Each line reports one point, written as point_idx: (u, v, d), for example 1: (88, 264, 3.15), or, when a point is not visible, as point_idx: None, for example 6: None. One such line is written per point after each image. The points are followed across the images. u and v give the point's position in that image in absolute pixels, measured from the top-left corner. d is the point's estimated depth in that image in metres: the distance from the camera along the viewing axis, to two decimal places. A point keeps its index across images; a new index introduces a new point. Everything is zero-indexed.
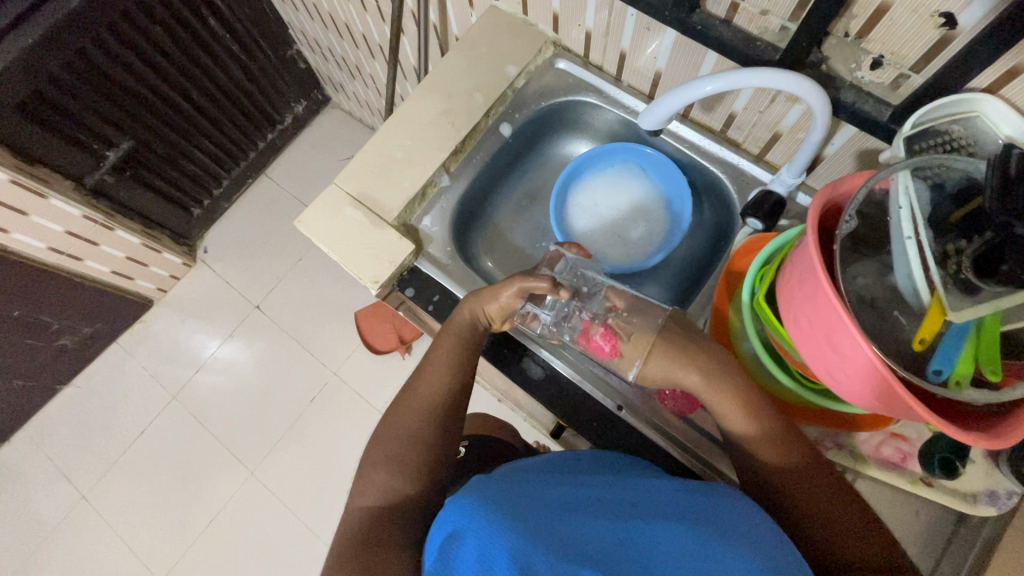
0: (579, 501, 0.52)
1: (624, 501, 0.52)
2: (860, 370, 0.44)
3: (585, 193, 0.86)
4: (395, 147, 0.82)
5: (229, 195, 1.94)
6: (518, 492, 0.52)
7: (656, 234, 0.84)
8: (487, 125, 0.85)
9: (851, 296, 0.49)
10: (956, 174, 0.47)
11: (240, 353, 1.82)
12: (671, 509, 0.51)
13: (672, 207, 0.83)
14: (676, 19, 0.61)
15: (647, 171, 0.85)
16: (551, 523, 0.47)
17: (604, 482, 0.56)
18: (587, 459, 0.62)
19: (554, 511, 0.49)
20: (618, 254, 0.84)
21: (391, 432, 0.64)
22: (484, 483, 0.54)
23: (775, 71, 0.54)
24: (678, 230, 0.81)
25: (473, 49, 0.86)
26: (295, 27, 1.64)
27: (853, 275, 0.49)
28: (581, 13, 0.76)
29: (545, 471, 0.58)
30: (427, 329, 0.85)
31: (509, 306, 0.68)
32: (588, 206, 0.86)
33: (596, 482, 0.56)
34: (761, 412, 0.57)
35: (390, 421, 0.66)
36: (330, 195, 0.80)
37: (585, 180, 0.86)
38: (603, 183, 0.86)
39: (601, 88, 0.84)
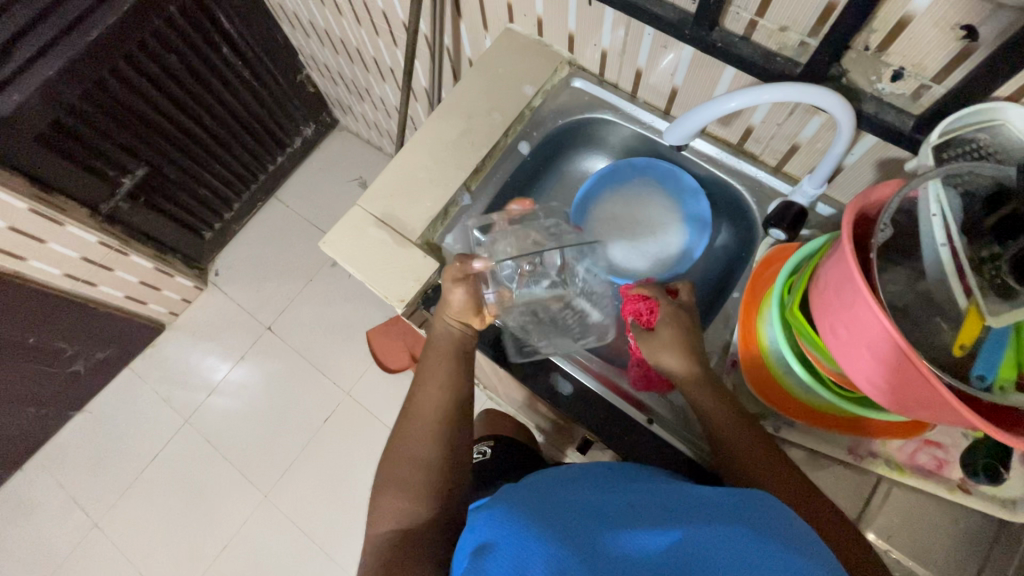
0: (611, 509, 0.50)
1: (656, 508, 0.49)
2: (902, 375, 0.45)
3: (603, 206, 0.86)
4: (417, 167, 0.83)
5: (240, 217, 1.96)
6: (544, 498, 0.53)
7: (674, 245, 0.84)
8: (506, 144, 0.86)
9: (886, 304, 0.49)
10: (985, 180, 0.47)
11: (252, 376, 1.81)
12: (706, 509, 0.48)
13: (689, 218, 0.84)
14: (695, 37, 0.63)
15: (663, 182, 0.85)
16: (580, 526, 0.47)
17: (637, 490, 0.54)
18: (620, 469, 0.60)
19: (585, 514, 0.49)
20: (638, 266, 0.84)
21: (425, 441, 0.65)
22: (515, 490, 0.56)
23: (798, 86, 0.55)
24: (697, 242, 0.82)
25: (490, 71, 0.87)
26: (305, 53, 1.67)
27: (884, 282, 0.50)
28: (597, 33, 0.78)
29: (575, 479, 0.58)
30: None
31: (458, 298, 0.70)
32: (606, 219, 0.86)
33: (628, 491, 0.54)
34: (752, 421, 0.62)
35: (419, 427, 0.66)
36: (354, 215, 0.81)
37: (602, 194, 0.86)
38: (620, 195, 0.87)
39: (617, 105, 0.86)
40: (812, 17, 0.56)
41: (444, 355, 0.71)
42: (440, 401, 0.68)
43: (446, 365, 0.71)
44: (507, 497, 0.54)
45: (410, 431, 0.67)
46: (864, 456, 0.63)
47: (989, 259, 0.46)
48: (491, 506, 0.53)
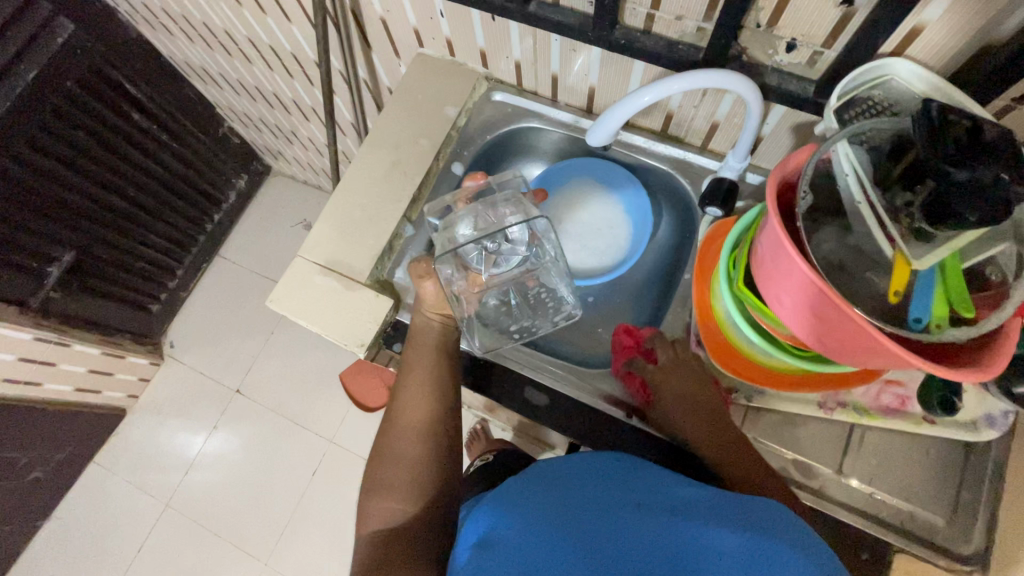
0: (611, 509, 0.49)
1: (660, 508, 0.48)
2: (848, 333, 0.46)
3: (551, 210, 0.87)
4: (353, 207, 0.81)
5: (186, 283, 1.88)
6: (540, 493, 0.54)
7: (621, 238, 0.85)
8: (439, 167, 0.86)
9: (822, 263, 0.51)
10: (887, 133, 0.50)
11: (228, 444, 1.74)
12: (714, 509, 0.46)
13: (631, 210, 0.85)
14: (599, 38, 0.64)
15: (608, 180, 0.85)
16: (578, 530, 0.47)
17: (640, 487, 0.52)
18: (624, 460, 0.58)
19: (585, 516, 0.48)
20: (592, 263, 0.84)
21: (413, 441, 0.66)
22: (514, 486, 0.57)
23: (702, 72, 0.57)
24: (643, 232, 0.83)
25: (409, 98, 0.87)
26: (222, 105, 1.63)
27: (817, 243, 0.52)
28: (507, 45, 0.79)
29: (573, 473, 0.57)
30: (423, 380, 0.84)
31: (436, 291, 0.73)
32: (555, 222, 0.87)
33: (631, 488, 0.52)
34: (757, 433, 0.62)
35: (405, 424, 0.68)
36: (298, 267, 0.78)
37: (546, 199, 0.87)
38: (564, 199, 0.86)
39: (540, 111, 0.87)
40: (702, 3, 0.58)
41: (426, 348, 0.72)
42: (425, 397, 0.69)
43: (429, 358, 0.71)
44: (501, 497, 0.55)
45: (398, 437, 0.67)
46: (834, 408, 0.65)
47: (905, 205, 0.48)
48: (501, 513, 0.52)
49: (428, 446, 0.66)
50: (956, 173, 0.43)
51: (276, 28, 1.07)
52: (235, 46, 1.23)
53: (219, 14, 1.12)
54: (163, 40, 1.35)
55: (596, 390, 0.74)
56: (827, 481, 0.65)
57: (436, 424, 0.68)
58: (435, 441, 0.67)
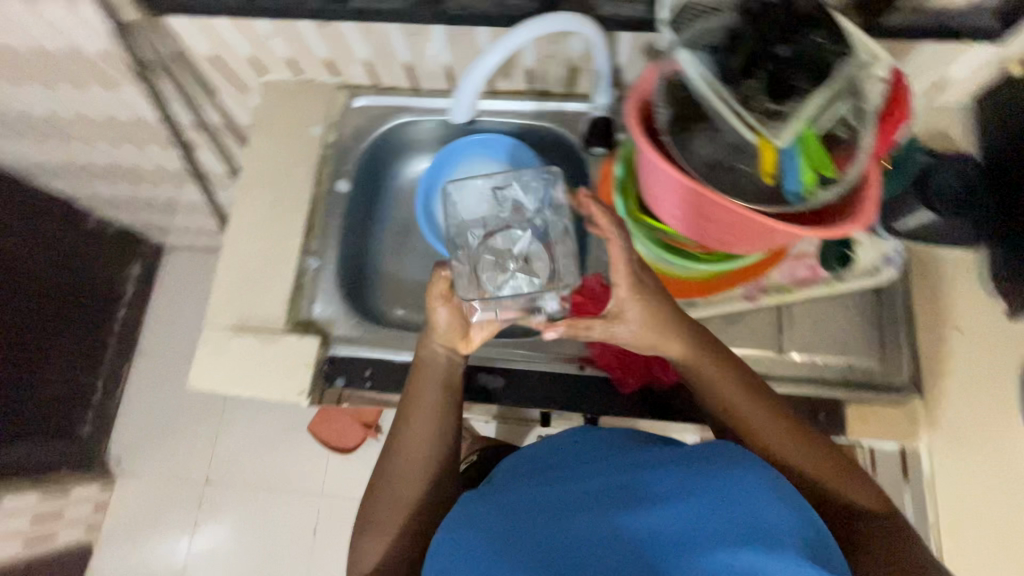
0: (591, 507, 0.46)
1: (635, 485, 0.47)
2: (737, 224, 0.49)
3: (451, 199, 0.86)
4: (248, 257, 0.77)
5: (111, 392, 1.74)
6: (503, 511, 0.49)
7: None
8: (324, 191, 0.82)
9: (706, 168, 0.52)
10: (718, 31, 0.52)
11: (216, 536, 1.64)
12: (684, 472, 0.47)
13: None
14: (431, 15, 0.62)
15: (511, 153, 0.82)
16: (567, 542, 0.44)
17: (605, 469, 0.52)
18: (580, 444, 0.57)
19: (566, 523, 0.45)
20: None
21: (410, 483, 0.62)
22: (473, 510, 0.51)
23: (536, 21, 0.58)
24: None
25: (270, 130, 0.82)
26: (81, 197, 1.49)
27: (693, 149, 0.53)
28: (349, 47, 0.76)
29: (532, 477, 0.54)
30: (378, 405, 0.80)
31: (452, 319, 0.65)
32: None
33: (597, 475, 0.51)
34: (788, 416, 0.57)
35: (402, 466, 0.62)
36: (209, 337, 0.73)
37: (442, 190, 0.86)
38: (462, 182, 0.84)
39: (408, 105, 0.85)
40: None
41: (429, 385, 0.65)
42: (429, 432, 0.64)
43: (433, 394, 0.65)
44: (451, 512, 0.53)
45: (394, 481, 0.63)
46: (760, 295, 0.69)
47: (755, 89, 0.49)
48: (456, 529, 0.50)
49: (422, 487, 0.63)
50: (778, 48, 0.49)
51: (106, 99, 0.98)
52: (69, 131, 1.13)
53: (36, 101, 1.02)
54: None
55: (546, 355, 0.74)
56: (773, 363, 0.69)
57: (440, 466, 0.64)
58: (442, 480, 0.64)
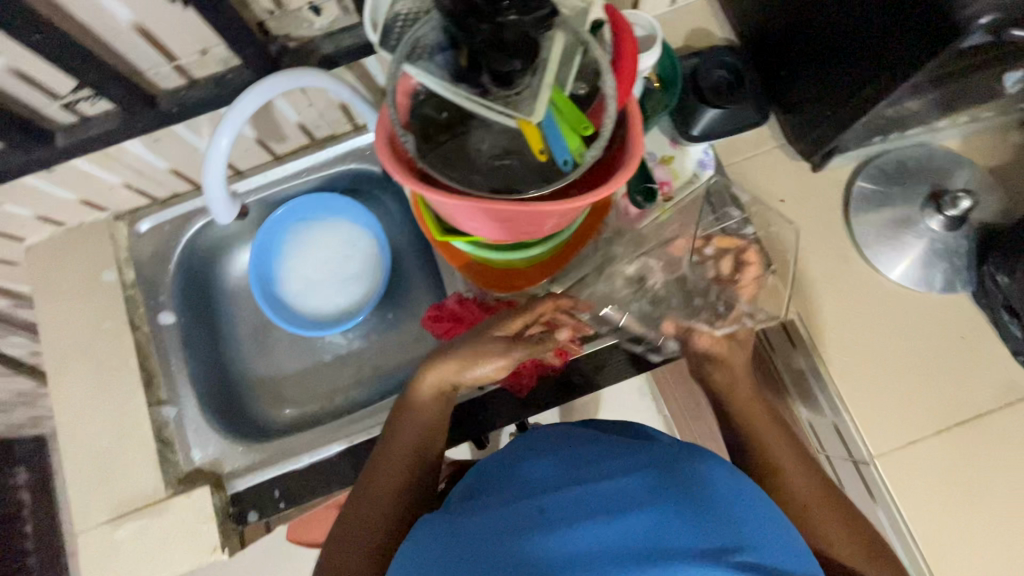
0: (548, 509, 0.41)
1: (592, 478, 0.42)
2: (525, 218, 0.48)
3: (288, 276, 0.81)
4: (94, 438, 0.68)
5: None
6: (454, 536, 0.42)
7: (364, 247, 0.82)
8: (148, 332, 0.74)
9: (493, 161, 0.50)
10: (429, 35, 0.50)
11: None
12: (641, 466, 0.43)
13: (350, 218, 0.81)
14: (152, 120, 0.58)
15: (332, 212, 0.81)
16: (525, 555, 0.38)
17: (556, 465, 0.46)
18: (531, 443, 0.51)
19: (522, 534, 0.39)
20: (362, 287, 0.81)
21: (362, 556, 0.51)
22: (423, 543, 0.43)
23: (253, 91, 0.54)
24: (373, 228, 0.81)
25: (55, 297, 0.72)
26: None
27: (477, 146, 0.50)
28: (99, 178, 0.69)
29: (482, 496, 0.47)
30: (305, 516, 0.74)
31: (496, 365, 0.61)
32: (302, 281, 0.81)
33: (551, 475, 0.45)
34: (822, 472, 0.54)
35: (354, 534, 0.53)
36: (88, 543, 0.65)
37: (276, 272, 0.80)
38: (297, 258, 0.81)
39: (198, 207, 0.78)
40: (203, 29, 0.53)
41: (411, 432, 0.58)
42: (393, 493, 0.55)
43: (413, 442, 0.58)
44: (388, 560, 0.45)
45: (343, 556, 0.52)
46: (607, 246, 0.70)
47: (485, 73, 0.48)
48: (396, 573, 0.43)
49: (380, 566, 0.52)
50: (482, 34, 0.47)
51: None
52: None
53: None
54: None
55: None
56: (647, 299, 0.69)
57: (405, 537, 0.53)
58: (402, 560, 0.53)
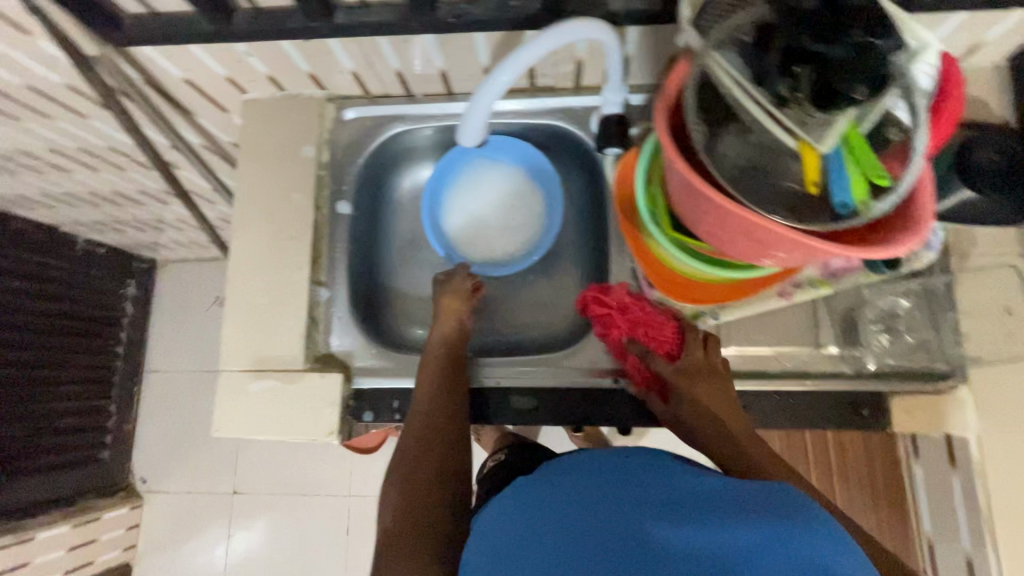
0: (626, 501, 0.45)
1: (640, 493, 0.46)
2: (787, 246, 0.45)
3: (454, 209, 0.82)
4: (255, 295, 0.73)
5: (126, 413, 1.73)
6: (529, 522, 0.47)
7: (535, 209, 0.81)
8: (325, 215, 0.77)
9: (739, 169, 0.50)
10: (747, 24, 0.47)
11: (252, 540, 1.67)
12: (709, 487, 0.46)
13: (532, 176, 0.81)
14: (425, 25, 0.57)
15: (514, 162, 0.81)
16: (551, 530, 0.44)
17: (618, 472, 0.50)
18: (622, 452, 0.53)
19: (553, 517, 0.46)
20: (517, 246, 0.81)
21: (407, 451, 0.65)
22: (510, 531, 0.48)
23: (548, 33, 0.51)
24: (553, 194, 0.80)
25: (257, 154, 0.76)
26: (61, 222, 1.45)
27: (723, 149, 0.50)
28: (334, 60, 0.70)
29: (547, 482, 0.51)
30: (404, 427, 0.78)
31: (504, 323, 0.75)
32: (464, 218, 0.82)
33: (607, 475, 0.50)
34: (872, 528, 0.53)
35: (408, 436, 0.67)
36: (226, 383, 0.71)
37: (446, 201, 0.82)
38: (463, 193, 0.82)
39: (404, 113, 0.80)
40: None
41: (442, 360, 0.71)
42: (437, 411, 0.66)
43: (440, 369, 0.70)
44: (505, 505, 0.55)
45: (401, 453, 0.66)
46: (794, 291, 0.66)
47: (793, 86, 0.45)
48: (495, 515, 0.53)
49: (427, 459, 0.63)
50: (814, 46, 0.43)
51: (74, 128, 0.91)
52: (39, 162, 1.06)
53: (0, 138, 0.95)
54: None
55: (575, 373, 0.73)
56: (808, 358, 0.68)
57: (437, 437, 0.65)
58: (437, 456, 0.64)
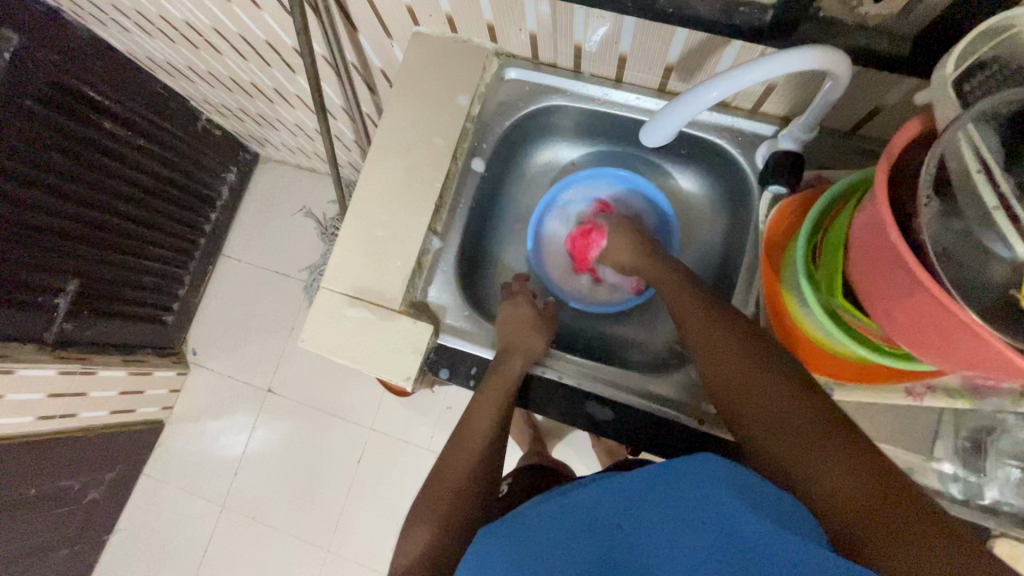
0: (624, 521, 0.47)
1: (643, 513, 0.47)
2: (982, 358, 0.39)
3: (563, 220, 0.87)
4: (373, 225, 0.73)
5: (196, 288, 1.84)
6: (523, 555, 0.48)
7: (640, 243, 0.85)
8: (459, 168, 0.77)
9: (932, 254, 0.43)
10: (1017, 101, 0.41)
11: (272, 439, 1.76)
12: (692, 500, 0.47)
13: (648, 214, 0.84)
14: (640, 8, 0.53)
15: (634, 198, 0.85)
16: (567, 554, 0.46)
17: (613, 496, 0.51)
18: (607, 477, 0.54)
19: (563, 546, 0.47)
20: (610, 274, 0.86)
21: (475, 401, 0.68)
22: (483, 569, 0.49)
23: (776, 59, 0.47)
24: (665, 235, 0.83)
25: (412, 89, 0.76)
26: (193, 97, 1.53)
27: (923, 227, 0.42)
28: (519, 17, 0.68)
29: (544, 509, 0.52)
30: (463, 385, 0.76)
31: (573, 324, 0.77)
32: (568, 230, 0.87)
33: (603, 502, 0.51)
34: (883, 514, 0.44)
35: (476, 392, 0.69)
36: (324, 300, 0.72)
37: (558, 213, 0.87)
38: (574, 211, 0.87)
39: (563, 87, 0.77)
40: None
41: (528, 330, 0.73)
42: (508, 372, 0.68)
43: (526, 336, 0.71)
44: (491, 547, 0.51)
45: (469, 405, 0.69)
46: (924, 394, 0.59)
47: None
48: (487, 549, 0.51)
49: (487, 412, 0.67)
50: None
51: (243, 15, 0.94)
52: (199, 37, 1.10)
53: (176, 5, 0.99)
54: (118, 37, 1.27)
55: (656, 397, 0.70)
56: (916, 467, 0.62)
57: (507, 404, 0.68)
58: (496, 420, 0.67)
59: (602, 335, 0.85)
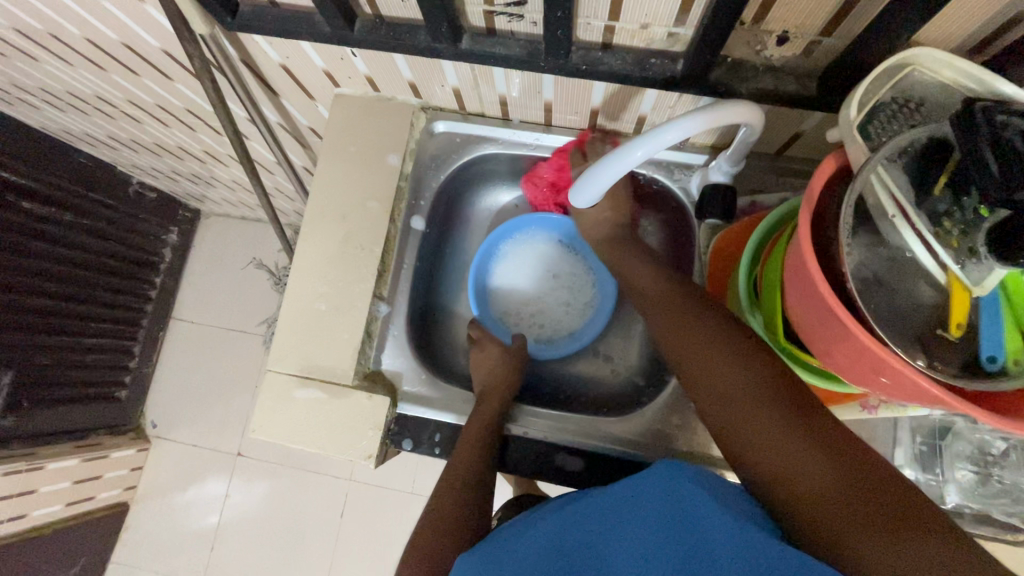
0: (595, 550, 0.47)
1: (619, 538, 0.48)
2: (923, 397, 0.40)
3: (499, 272, 0.85)
4: (315, 299, 0.71)
5: (148, 356, 1.75)
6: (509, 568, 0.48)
7: (580, 283, 0.85)
8: (399, 228, 0.75)
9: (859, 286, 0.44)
10: (924, 137, 0.43)
11: (247, 506, 1.68)
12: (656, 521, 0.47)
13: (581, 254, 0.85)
14: (555, 66, 0.53)
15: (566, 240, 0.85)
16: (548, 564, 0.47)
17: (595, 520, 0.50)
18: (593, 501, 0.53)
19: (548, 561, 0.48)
20: (557, 319, 0.85)
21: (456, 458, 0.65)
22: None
23: (687, 121, 0.48)
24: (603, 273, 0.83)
25: (339, 153, 0.74)
26: (121, 163, 1.46)
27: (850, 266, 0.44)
28: (440, 75, 0.67)
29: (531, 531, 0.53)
30: (429, 441, 0.71)
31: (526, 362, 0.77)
32: (507, 282, 0.85)
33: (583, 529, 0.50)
34: (815, 473, 0.42)
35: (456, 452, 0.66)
36: (272, 384, 0.69)
37: (493, 268, 0.85)
38: (508, 262, 0.85)
39: (495, 136, 0.76)
40: (673, 9, 0.46)
41: (497, 384, 0.72)
42: (480, 431, 0.66)
43: (499, 387, 0.72)
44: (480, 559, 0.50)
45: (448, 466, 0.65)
46: (879, 407, 0.59)
47: (969, 215, 0.41)
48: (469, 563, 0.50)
49: (470, 466, 0.64)
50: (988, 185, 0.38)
51: (157, 86, 0.89)
52: (114, 109, 1.05)
53: (84, 81, 0.94)
54: (27, 113, 1.20)
55: (621, 439, 0.69)
56: None
57: (485, 461, 0.65)
58: (474, 477, 0.64)
59: (566, 375, 0.84)
